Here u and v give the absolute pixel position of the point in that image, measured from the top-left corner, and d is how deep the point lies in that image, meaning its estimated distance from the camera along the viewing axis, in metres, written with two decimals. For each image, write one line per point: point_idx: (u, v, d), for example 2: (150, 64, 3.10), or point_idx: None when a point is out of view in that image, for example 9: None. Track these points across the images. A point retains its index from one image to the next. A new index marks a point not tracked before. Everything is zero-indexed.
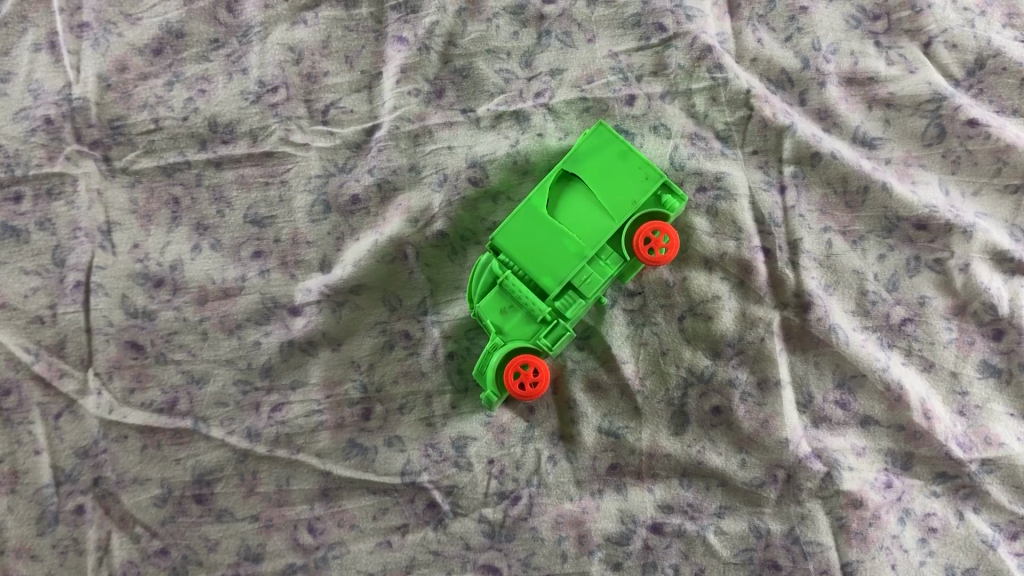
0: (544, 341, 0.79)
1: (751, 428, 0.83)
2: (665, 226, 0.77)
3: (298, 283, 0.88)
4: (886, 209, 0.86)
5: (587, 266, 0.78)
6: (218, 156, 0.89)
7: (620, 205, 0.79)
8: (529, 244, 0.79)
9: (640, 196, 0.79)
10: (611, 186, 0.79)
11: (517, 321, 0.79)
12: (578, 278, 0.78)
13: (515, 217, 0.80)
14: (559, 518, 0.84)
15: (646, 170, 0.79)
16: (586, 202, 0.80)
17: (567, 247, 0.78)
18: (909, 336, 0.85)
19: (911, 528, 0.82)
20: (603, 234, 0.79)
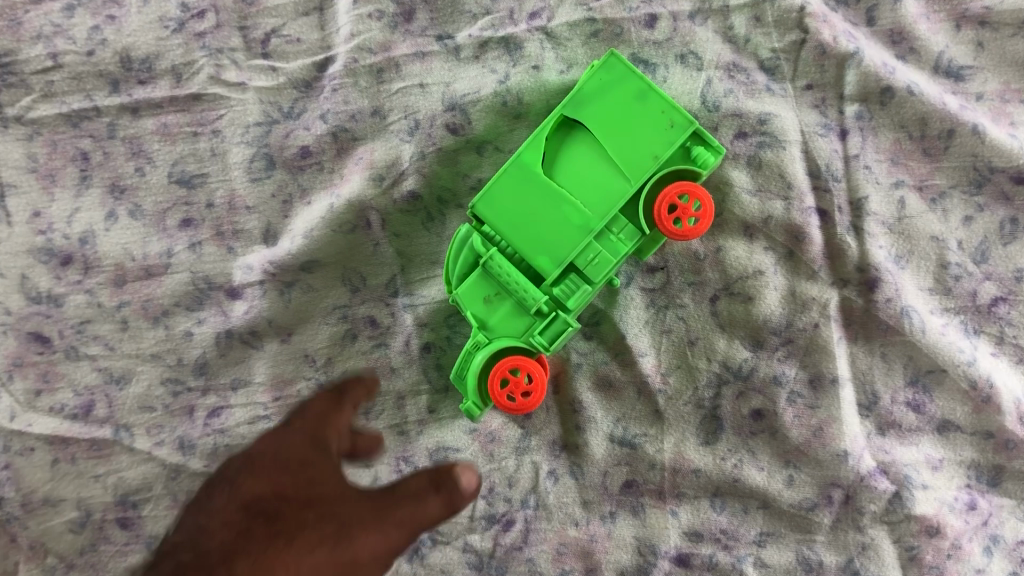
0: (540, 338, 0.62)
1: (801, 437, 0.67)
2: (695, 188, 0.60)
3: (236, 259, 0.71)
4: (976, 157, 0.68)
5: (594, 242, 0.61)
6: (134, 100, 0.71)
7: (636, 161, 0.61)
8: (519, 214, 0.62)
9: (663, 150, 0.61)
10: (624, 136, 0.61)
11: (506, 313, 0.62)
12: (583, 257, 0.61)
13: (501, 178, 0.63)
14: (561, 548, 0.68)
15: (671, 114, 0.61)
16: (592, 157, 0.62)
17: (568, 217, 0.61)
18: (1000, 320, 0.68)
19: (999, 560, 0.66)
20: (615, 199, 0.61)
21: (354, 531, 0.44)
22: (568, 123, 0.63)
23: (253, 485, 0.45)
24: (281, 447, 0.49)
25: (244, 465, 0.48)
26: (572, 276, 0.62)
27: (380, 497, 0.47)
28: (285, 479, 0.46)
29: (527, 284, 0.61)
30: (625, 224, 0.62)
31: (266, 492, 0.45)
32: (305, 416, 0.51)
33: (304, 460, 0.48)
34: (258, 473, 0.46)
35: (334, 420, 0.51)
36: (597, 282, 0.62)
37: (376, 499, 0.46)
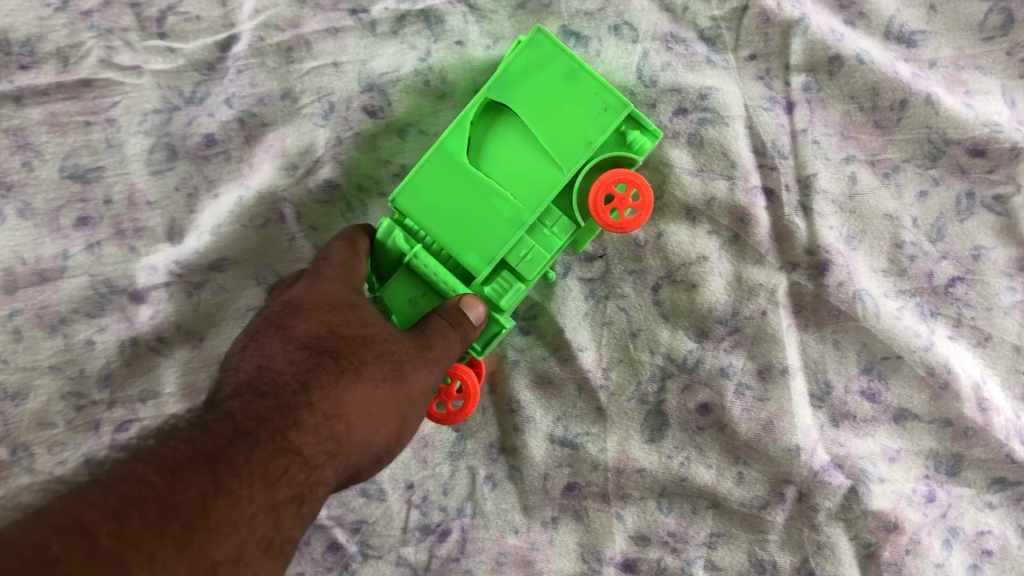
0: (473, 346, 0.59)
1: (750, 432, 0.63)
2: (634, 179, 0.55)
3: (138, 259, 0.65)
4: (930, 129, 0.64)
5: (526, 237, 0.57)
6: (16, 87, 0.63)
7: (569, 148, 0.56)
8: (444, 208, 0.56)
9: (596, 135, 0.56)
10: (554, 119, 0.56)
11: None
12: (515, 253, 0.57)
13: (423, 168, 0.57)
14: (501, 558, 0.64)
15: (604, 94, 0.56)
16: (520, 143, 0.57)
17: (497, 211, 0.56)
18: (959, 301, 0.64)
19: (959, 553, 0.63)
20: (547, 190, 0.56)
21: (405, 362, 0.53)
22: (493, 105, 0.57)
23: (307, 326, 0.52)
24: (321, 294, 0.54)
25: (286, 312, 0.54)
26: (504, 274, 0.57)
27: (422, 335, 0.54)
28: (334, 320, 0.53)
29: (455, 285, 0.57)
30: (559, 217, 0.57)
31: (325, 326, 0.52)
32: (335, 270, 0.56)
33: (344, 305, 0.54)
34: (306, 317, 0.53)
35: (353, 279, 0.56)
36: (530, 280, 0.57)
37: (420, 335, 0.54)
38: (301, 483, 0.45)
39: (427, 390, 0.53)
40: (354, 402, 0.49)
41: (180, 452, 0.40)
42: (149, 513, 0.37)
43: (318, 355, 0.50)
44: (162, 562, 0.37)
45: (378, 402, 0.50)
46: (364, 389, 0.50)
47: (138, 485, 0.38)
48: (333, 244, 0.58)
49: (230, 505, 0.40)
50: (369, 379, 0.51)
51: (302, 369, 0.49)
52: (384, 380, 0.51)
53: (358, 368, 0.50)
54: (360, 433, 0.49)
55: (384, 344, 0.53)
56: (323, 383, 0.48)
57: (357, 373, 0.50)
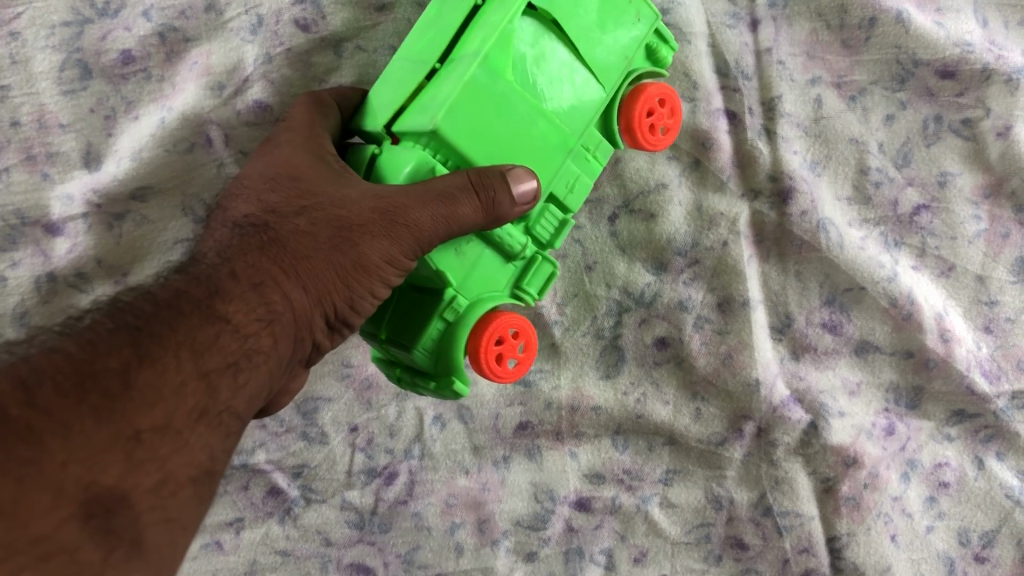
0: (530, 296, 0.49)
1: (709, 366, 0.61)
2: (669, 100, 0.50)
3: (52, 187, 0.60)
4: (900, 49, 0.61)
5: (571, 164, 0.47)
6: None
7: (610, 64, 0.47)
8: (483, 136, 0.44)
9: (632, 51, 0.48)
10: (596, 28, 0.46)
11: (485, 266, 0.47)
12: (563, 183, 0.47)
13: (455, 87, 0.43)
14: (451, 500, 0.62)
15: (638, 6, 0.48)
16: (556, 54, 0.46)
17: (548, 137, 0.46)
18: (923, 230, 0.62)
19: (916, 486, 0.63)
20: (594, 111, 0.47)
21: (356, 230, 0.43)
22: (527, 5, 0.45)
23: (250, 205, 0.46)
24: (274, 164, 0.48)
25: (238, 188, 0.48)
26: (551, 207, 0.48)
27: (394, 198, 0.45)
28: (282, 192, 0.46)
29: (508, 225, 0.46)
30: (600, 142, 0.49)
31: (272, 200, 0.46)
32: (293, 132, 0.50)
33: (292, 177, 0.46)
34: (251, 194, 0.47)
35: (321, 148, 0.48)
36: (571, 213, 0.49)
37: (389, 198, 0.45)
38: (236, 351, 0.39)
39: (395, 259, 0.43)
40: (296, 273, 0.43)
41: (106, 323, 0.37)
42: (65, 381, 0.34)
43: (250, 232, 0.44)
44: (80, 431, 0.34)
45: (333, 271, 0.43)
46: (309, 256, 0.43)
47: (52, 356, 0.35)
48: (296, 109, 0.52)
49: (157, 374, 0.36)
50: (313, 246, 0.43)
51: (228, 246, 0.43)
52: (333, 248, 0.43)
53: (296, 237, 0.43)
54: (310, 301, 0.43)
55: (333, 207, 0.44)
56: (252, 258, 0.42)
57: (296, 241, 0.43)
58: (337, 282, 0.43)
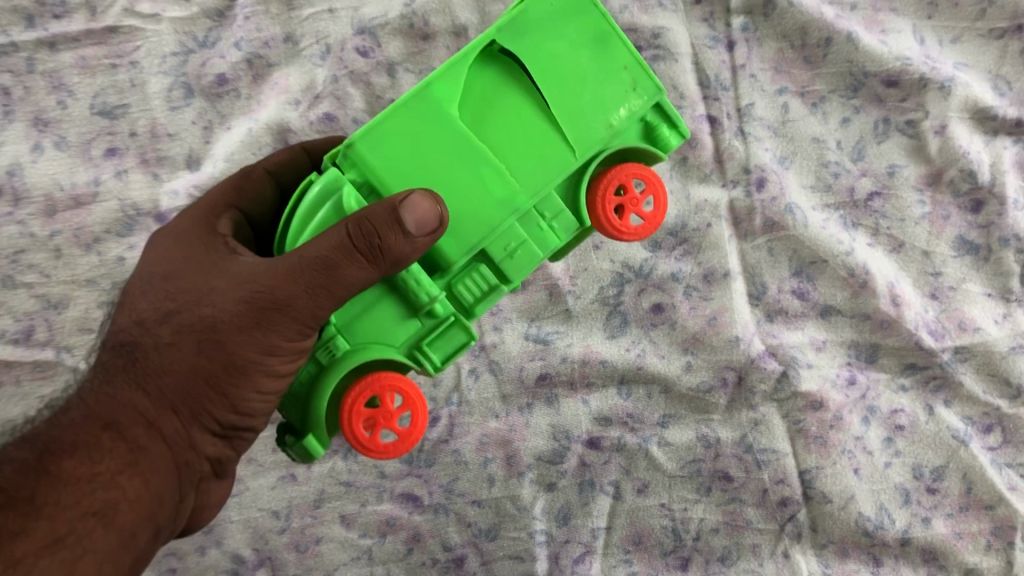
0: (430, 359, 0.51)
1: (697, 326, 0.74)
2: (656, 185, 0.52)
3: (162, 185, 0.74)
4: (851, 63, 0.74)
5: (516, 225, 0.50)
6: (50, 34, 0.73)
7: (585, 126, 0.50)
8: (411, 170, 0.49)
9: (619, 120, 0.51)
10: (576, 86, 0.50)
11: (387, 317, 0.50)
12: (499, 246, 0.50)
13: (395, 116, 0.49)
14: (483, 438, 0.74)
15: (639, 79, 0.51)
16: (517, 103, 0.50)
17: (487, 188, 0.49)
18: (876, 213, 0.75)
19: (875, 428, 0.74)
20: (556, 171, 0.50)
21: (225, 331, 0.49)
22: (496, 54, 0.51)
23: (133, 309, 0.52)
24: (161, 262, 0.53)
25: (130, 284, 0.55)
26: (480, 269, 0.50)
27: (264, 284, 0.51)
28: (156, 296, 0.52)
29: (419, 270, 0.49)
30: (559, 210, 0.51)
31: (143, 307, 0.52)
32: (185, 226, 0.56)
33: (174, 273, 0.52)
34: (140, 294, 0.52)
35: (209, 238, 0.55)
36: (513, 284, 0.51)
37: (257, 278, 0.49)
38: (99, 503, 0.46)
39: (273, 348, 0.48)
40: (160, 392, 0.50)
41: None
42: None
43: (126, 348, 0.51)
44: None
45: (201, 379, 0.50)
46: (172, 369, 0.50)
47: None
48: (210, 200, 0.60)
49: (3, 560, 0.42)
50: (178, 355, 0.49)
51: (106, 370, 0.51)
52: (197, 354, 0.49)
53: (157, 352, 0.50)
54: (186, 411, 0.50)
55: (199, 312, 0.49)
56: (123, 384, 0.50)
57: (159, 356, 0.50)
58: (207, 385, 0.50)
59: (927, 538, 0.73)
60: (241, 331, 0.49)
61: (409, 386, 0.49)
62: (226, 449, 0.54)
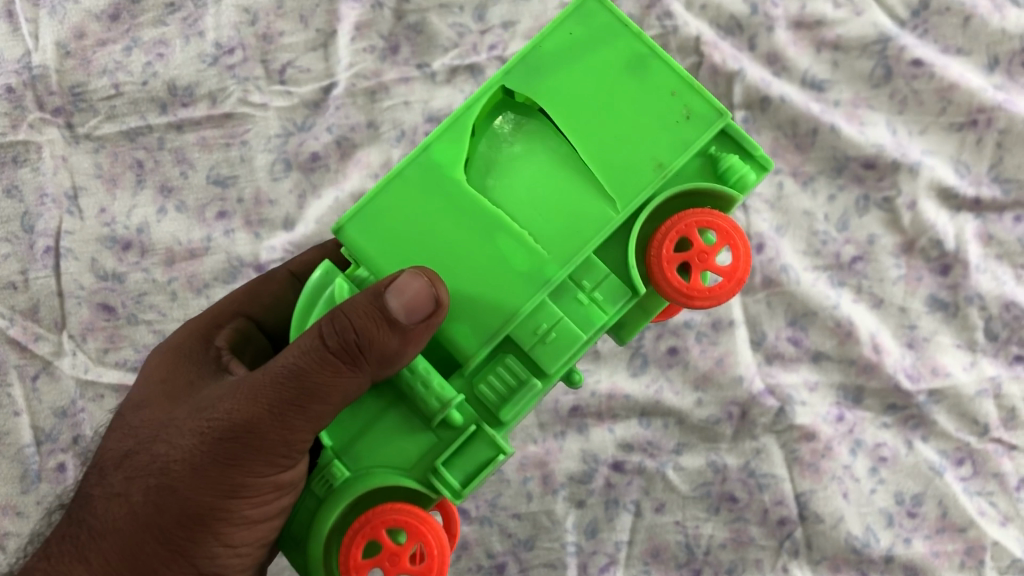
0: (448, 480, 0.51)
1: (706, 366, 0.87)
2: (733, 235, 0.53)
3: (263, 242, 0.89)
4: (835, 149, 0.89)
5: (547, 299, 0.53)
6: (179, 119, 0.90)
7: (629, 173, 0.54)
8: (437, 241, 0.54)
9: (671, 159, 0.54)
10: (619, 129, 0.54)
11: (398, 437, 0.52)
12: (530, 331, 0.53)
13: (424, 181, 0.54)
14: (524, 460, 0.87)
15: (693, 106, 0.54)
16: (536, 164, 0.55)
17: (512, 263, 0.53)
18: (859, 274, 0.89)
19: (862, 458, 0.86)
20: (588, 237, 0.53)
21: (174, 479, 0.53)
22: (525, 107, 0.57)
23: (110, 454, 0.58)
24: (138, 408, 0.60)
25: (114, 425, 0.61)
26: (508, 358, 0.53)
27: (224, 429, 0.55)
28: (125, 445, 0.58)
29: (430, 374, 0.52)
30: (603, 276, 0.54)
31: (111, 451, 0.58)
32: (169, 360, 0.64)
33: (144, 419, 0.58)
34: (117, 440, 0.59)
35: (199, 363, 0.62)
36: (552, 373, 0.53)
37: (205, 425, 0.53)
38: None
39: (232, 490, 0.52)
40: (105, 558, 0.54)
41: None
42: None
43: (94, 499, 0.57)
44: None
45: (155, 534, 0.53)
46: (124, 523, 0.54)
47: None
48: (199, 333, 0.68)
49: None
50: (129, 507, 0.54)
51: (73, 527, 0.57)
52: (146, 502, 0.53)
53: (111, 504, 0.55)
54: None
55: (155, 463, 0.54)
56: (79, 550, 0.55)
57: (113, 509, 0.55)
58: (158, 541, 0.53)
59: (908, 556, 0.83)
60: (190, 474, 0.52)
61: (409, 515, 0.49)
62: None
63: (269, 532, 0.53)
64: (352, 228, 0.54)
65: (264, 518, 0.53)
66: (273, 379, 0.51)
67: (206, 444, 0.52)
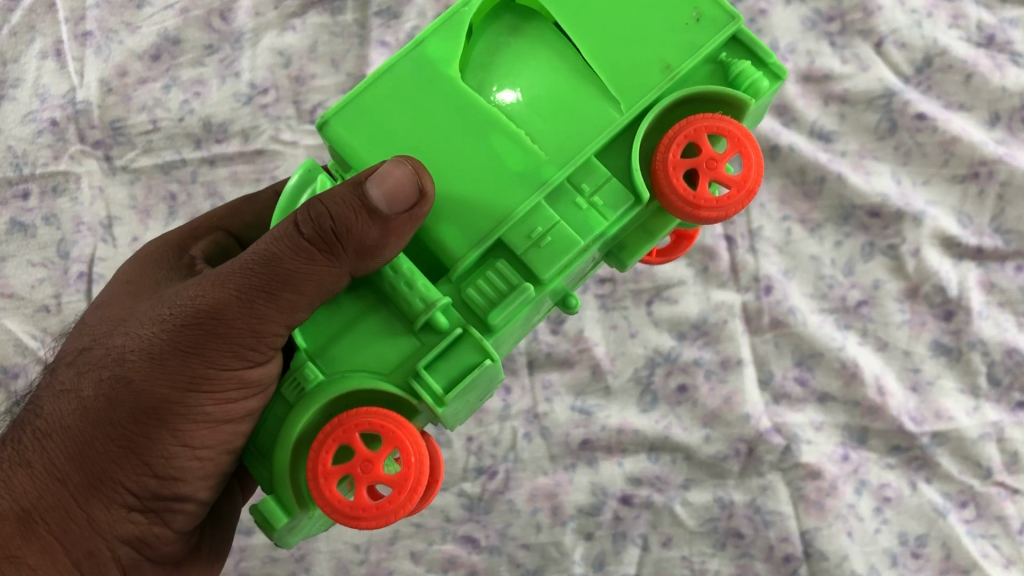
0: (429, 383, 0.52)
1: (714, 404, 0.89)
2: (744, 142, 0.56)
3: None
4: (841, 198, 0.93)
5: (536, 193, 0.55)
6: (212, 154, 0.94)
7: (636, 76, 0.58)
8: (432, 134, 0.57)
9: (678, 62, 0.58)
10: (623, 31, 0.59)
11: (377, 343, 0.54)
12: (525, 235, 0.55)
13: (423, 75, 0.59)
14: (534, 491, 0.89)
15: (703, 9, 0.59)
16: (535, 66, 0.60)
17: (505, 163, 0.56)
18: (864, 318, 0.91)
19: (866, 498, 0.87)
20: (577, 149, 0.57)
21: (132, 371, 0.55)
22: (527, 11, 0.62)
23: (73, 348, 0.62)
24: (100, 313, 0.64)
25: (78, 326, 0.65)
26: (500, 263, 0.55)
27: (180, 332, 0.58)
28: (84, 341, 0.61)
29: (413, 275, 0.54)
30: (605, 179, 0.56)
31: (67, 350, 0.62)
32: (134, 273, 0.68)
33: (107, 319, 0.62)
34: (81, 336, 0.62)
35: (169, 269, 0.68)
36: (546, 279, 0.54)
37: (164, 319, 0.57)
38: None
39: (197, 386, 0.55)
40: (52, 460, 0.56)
41: None
42: None
43: (56, 386, 0.59)
44: None
45: (105, 428, 0.55)
46: (74, 418, 0.56)
47: None
48: (166, 247, 0.72)
49: None
50: (80, 401, 0.57)
51: (27, 423, 0.59)
52: (99, 394, 0.56)
53: (64, 398, 0.57)
54: (88, 479, 0.56)
55: (115, 355, 0.57)
56: (22, 452, 0.57)
57: (67, 405, 0.57)
58: (111, 437, 0.55)
59: None
60: (147, 365, 0.55)
61: (383, 419, 0.50)
62: (153, 527, 0.58)
63: (232, 436, 0.56)
64: (342, 120, 0.58)
65: (226, 418, 0.55)
66: (246, 266, 0.55)
67: (169, 333, 0.56)
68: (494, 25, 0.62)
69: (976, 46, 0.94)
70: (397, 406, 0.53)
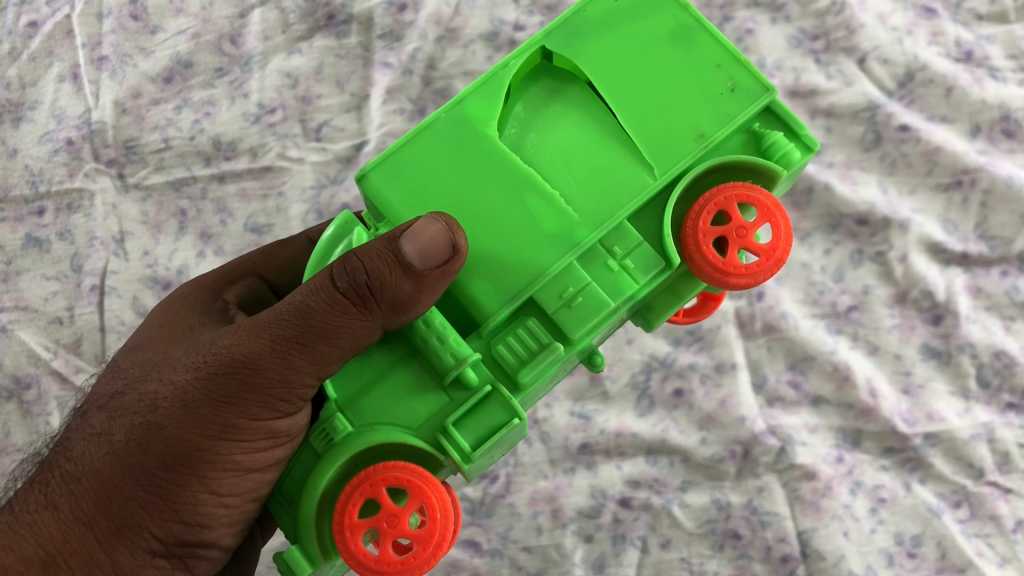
0: (460, 444, 0.54)
1: (710, 407, 0.92)
2: (773, 211, 0.57)
3: None
4: (830, 206, 0.96)
5: (565, 254, 0.58)
6: (222, 171, 0.98)
7: (669, 139, 0.60)
8: (467, 193, 0.60)
9: (712, 130, 0.60)
10: (658, 95, 0.61)
11: (405, 398, 0.56)
12: (556, 295, 0.57)
13: (461, 133, 0.62)
14: (535, 494, 0.90)
15: (738, 79, 0.61)
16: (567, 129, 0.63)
17: (540, 223, 0.59)
18: (855, 322, 0.94)
19: (862, 499, 0.89)
20: (608, 212, 0.59)
21: (164, 416, 0.56)
22: (564, 74, 0.65)
23: (104, 390, 0.62)
24: (133, 355, 0.65)
25: (112, 366, 0.66)
26: (530, 322, 0.57)
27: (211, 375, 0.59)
28: (117, 383, 0.62)
29: (444, 328, 0.56)
30: (635, 244, 0.58)
31: (99, 394, 0.62)
32: (169, 315, 0.70)
33: (140, 362, 0.63)
34: (113, 378, 0.63)
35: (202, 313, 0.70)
36: (575, 339, 0.56)
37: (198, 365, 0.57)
38: None
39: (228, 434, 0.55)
40: (78, 506, 0.56)
41: None
42: None
43: (85, 428, 0.60)
44: None
45: (134, 473, 0.55)
46: (102, 463, 0.56)
47: None
48: (200, 291, 0.74)
49: None
50: (110, 445, 0.57)
51: (53, 464, 0.59)
52: (130, 440, 0.56)
53: (93, 439, 0.58)
54: (113, 523, 0.55)
55: (147, 400, 0.58)
56: (48, 496, 0.56)
57: (96, 449, 0.57)
58: (139, 482, 0.55)
59: None
60: (179, 411, 0.56)
61: (411, 474, 0.52)
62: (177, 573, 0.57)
63: (260, 485, 0.56)
64: (380, 173, 0.61)
65: (255, 467, 0.56)
66: (281, 317, 0.56)
67: (201, 381, 0.56)
68: (530, 86, 0.65)
69: (955, 61, 0.98)
70: (424, 461, 0.55)
